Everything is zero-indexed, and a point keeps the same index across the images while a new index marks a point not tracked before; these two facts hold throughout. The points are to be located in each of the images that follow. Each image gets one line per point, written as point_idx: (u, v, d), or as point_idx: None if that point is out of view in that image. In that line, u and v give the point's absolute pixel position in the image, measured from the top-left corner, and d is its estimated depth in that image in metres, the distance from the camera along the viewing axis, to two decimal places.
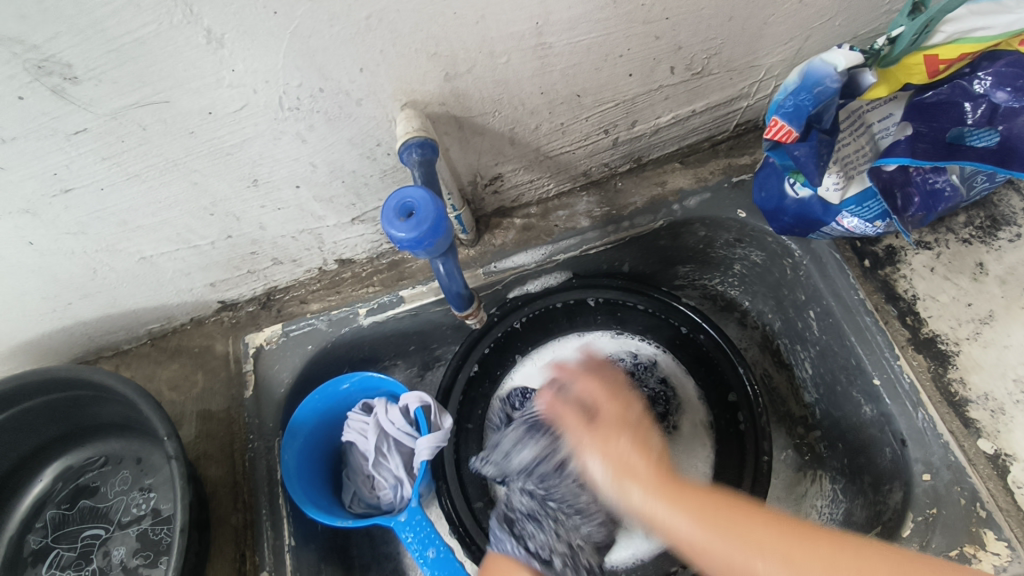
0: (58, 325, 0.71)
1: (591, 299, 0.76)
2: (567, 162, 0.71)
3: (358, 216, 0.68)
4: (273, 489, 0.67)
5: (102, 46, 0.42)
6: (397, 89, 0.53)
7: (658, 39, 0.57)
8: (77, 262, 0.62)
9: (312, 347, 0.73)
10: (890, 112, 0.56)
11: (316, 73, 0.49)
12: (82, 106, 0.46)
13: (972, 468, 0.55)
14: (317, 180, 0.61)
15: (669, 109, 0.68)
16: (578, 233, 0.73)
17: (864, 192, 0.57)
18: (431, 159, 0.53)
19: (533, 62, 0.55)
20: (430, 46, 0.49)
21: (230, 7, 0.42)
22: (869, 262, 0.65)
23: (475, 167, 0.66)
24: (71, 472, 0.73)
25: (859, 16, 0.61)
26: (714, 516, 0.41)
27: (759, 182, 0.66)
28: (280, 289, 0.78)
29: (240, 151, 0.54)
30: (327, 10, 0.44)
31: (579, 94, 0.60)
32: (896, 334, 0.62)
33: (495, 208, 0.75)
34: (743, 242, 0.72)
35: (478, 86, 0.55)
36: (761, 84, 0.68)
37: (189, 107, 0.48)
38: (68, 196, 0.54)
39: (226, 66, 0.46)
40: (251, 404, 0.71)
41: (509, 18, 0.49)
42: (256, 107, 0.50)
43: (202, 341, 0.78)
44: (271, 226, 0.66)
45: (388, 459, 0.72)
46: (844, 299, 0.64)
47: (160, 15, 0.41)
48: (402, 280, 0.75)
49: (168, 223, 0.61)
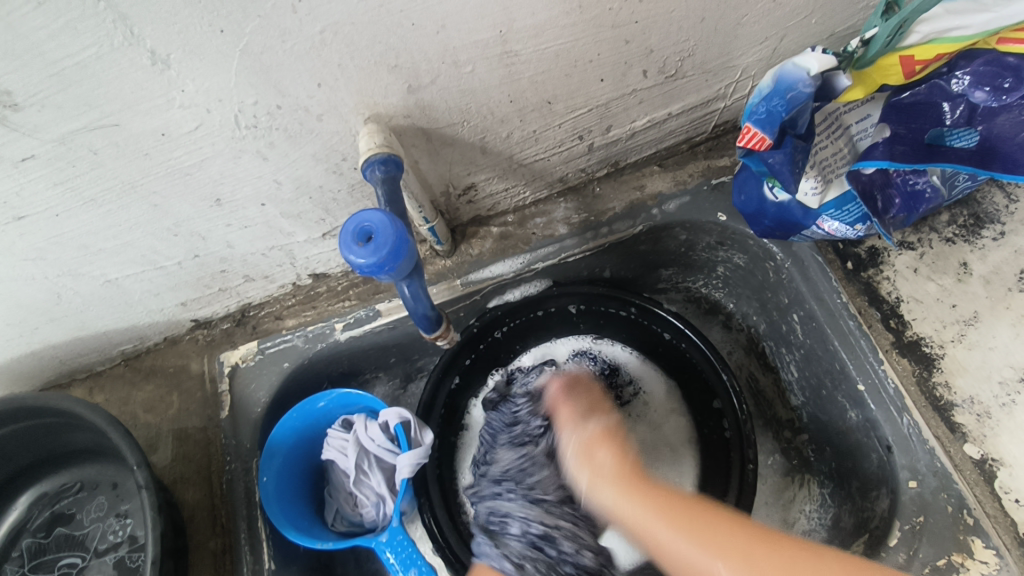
0: (27, 349, 0.69)
1: (573, 305, 0.75)
2: (542, 169, 0.69)
3: (329, 231, 0.67)
4: (252, 512, 0.66)
5: (42, 71, 0.40)
6: (359, 102, 0.51)
7: (628, 43, 0.55)
8: (39, 287, 0.60)
9: (288, 364, 0.72)
10: (868, 113, 0.54)
11: (273, 90, 0.47)
12: (27, 132, 0.44)
13: (958, 474, 0.54)
14: (283, 197, 0.59)
15: (645, 112, 0.66)
16: (557, 240, 0.71)
17: (843, 195, 0.56)
18: (396, 175, 0.51)
19: (499, 70, 0.53)
20: (389, 58, 0.48)
21: (174, 27, 0.40)
22: (852, 264, 0.64)
23: (447, 178, 0.65)
24: (46, 499, 0.72)
25: (835, 13, 0.59)
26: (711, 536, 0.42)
27: (738, 184, 0.65)
28: (254, 306, 0.76)
29: (200, 171, 0.52)
30: (278, 26, 0.42)
31: (551, 100, 0.59)
32: (879, 338, 0.60)
33: (471, 217, 0.74)
34: (724, 246, 0.71)
35: (443, 97, 0.54)
36: (738, 84, 0.66)
37: (141, 129, 0.47)
38: (23, 224, 0.52)
39: (175, 87, 0.44)
40: (227, 424, 0.69)
41: (472, 26, 0.47)
42: (212, 127, 0.48)
43: (177, 360, 0.76)
44: (239, 244, 0.64)
45: (370, 476, 0.71)
46: (826, 302, 0.63)
47: (100, 37, 0.39)
48: (379, 292, 0.73)
49: (131, 246, 0.59)
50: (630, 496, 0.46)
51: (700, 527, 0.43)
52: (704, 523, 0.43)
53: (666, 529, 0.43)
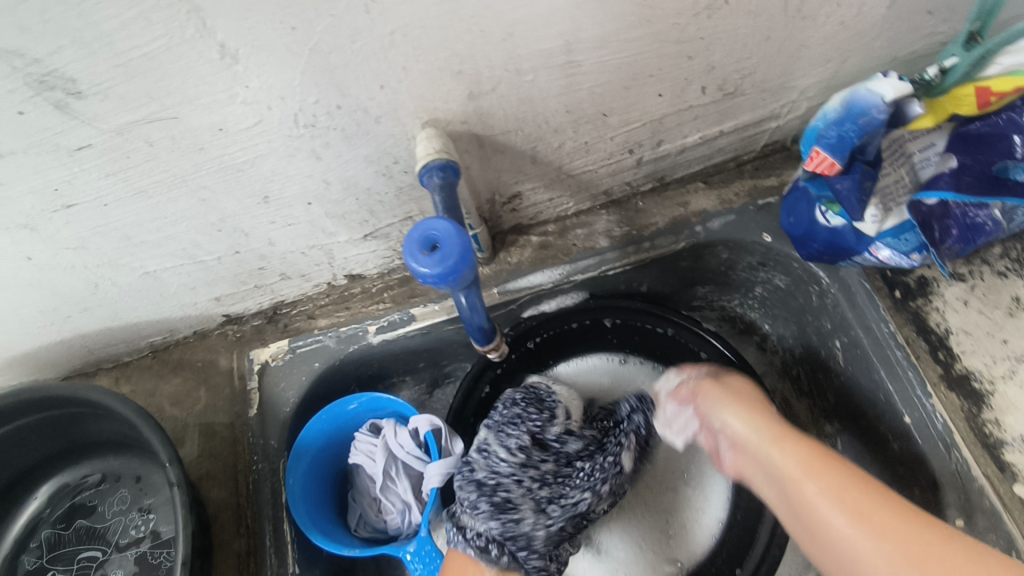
0: (57, 337, 0.68)
1: (608, 319, 0.75)
2: (588, 181, 0.68)
3: (370, 233, 0.66)
4: (278, 514, 0.65)
5: (109, 60, 0.39)
6: (418, 106, 0.50)
7: (690, 60, 0.54)
8: (78, 277, 0.59)
9: (319, 365, 0.71)
10: (932, 142, 0.54)
11: (335, 90, 0.46)
12: (86, 121, 0.43)
13: (1009, 514, 0.53)
14: (330, 197, 0.58)
15: (697, 129, 0.65)
16: (598, 253, 0.70)
17: (902, 224, 0.54)
18: (453, 182, 0.50)
19: (559, 80, 0.52)
20: (454, 64, 0.47)
21: (247, 22, 0.39)
22: (900, 293, 0.62)
23: (494, 185, 0.64)
24: (66, 490, 0.71)
25: (898, 38, 0.58)
26: (865, 505, 0.41)
27: (787, 206, 0.64)
28: (286, 303, 0.75)
29: (252, 167, 0.52)
30: (349, 26, 0.41)
31: (606, 113, 0.58)
32: (927, 369, 0.59)
33: (512, 226, 0.73)
34: (766, 266, 0.70)
35: (502, 105, 0.53)
36: (793, 105, 0.65)
37: (199, 123, 0.46)
38: (70, 212, 0.51)
39: (240, 82, 0.43)
40: (256, 422, 0.68)
41: (539, 35, 0.47)
42: (270, 124, 0.47)
43: (206, 355, 0.75)
44: (280, 242, 0.63)
45: (396, 482, 0.70)
46: (874, 332, 0.62)
47: (172, 29, 0.38)
48: (414, 297, 0.73)
49: (174, 239, 0.58)
50: (783, 443, 0.48)
51: (870, 506, 0.41)
52: (860, 490, 0.42)
53: (818, 489, 0.43)
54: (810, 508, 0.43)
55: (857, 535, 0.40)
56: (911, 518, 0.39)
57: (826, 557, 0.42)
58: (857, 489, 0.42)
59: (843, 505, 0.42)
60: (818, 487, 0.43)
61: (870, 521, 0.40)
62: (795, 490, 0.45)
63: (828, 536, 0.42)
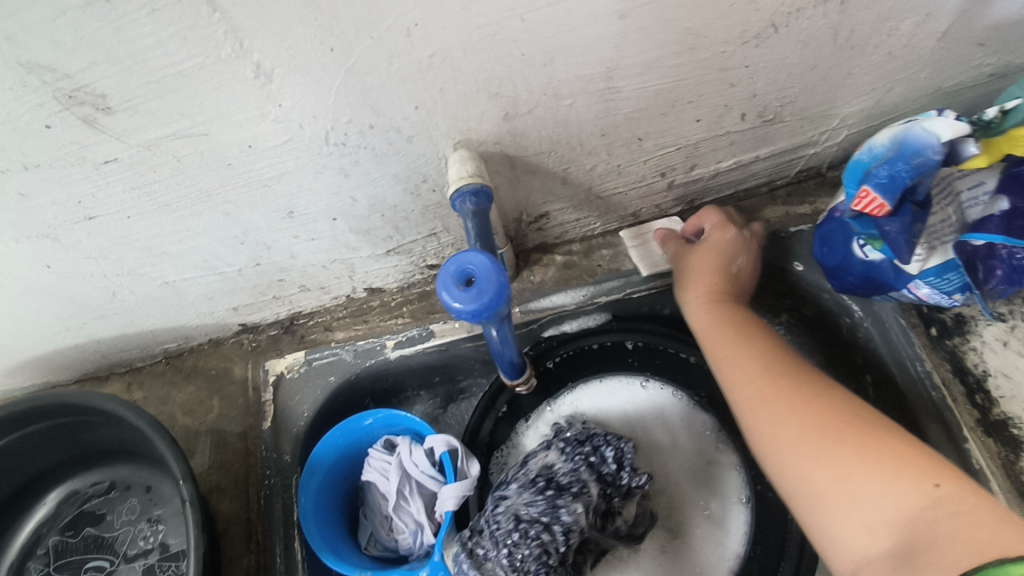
0: (72, 342, 0.67)
1: (630, 341, 0.72)
2: (618, 203, 0.67)
3: (393, 248, 0.64)
4: (290, 531, 0.64)
5: (141, 77, 0.38)
6: (452, 127, 0.49)
7: (733, 86, 0.52)
8: (96, 285, 0.58)
9: (335, 378, 0.70)
10: (982, 180, 0.52)
11: (368, 110, 0.45)
12: (114, 136, 0.42)
13: None
14: (355, 213, 0.57)
15: (732, 154, 0.63)
16: (623, 275, 0.69)
17: (946, 263, 0.52)
18: (486, 208, 0.49)
19: (598, 105, 0.50)
20: (492, 86, 0.45)
21: (285, 42, 0.38)
22: (936, 330, 0.61)
23: (522, 205, 0.62)
24: (76, 496, 0.70)
25: (946, 70, 0.56)
26: (804, 414, 0.48)
27: (821, 235, 0.63)
28: (303, 314, 0.74)
29: (279, 184, 0.50)
30: (388, 48, 0.40)
31: (641, 137, 0.56)
32: (964, 414, 0.57)
33: (536, 244, 0.72)
34: (793, 295, 0.68)
35: (538, 127, 0.51)
36: (832, 133, 0.63)
37: (228, 140, 0.44)
38: (92, 223, 0.50)
39: (272, 101, 0.42)
40: (269, 436, 0.67)
41: (581, 60, 0.45)
42: (301, 142, 0.46)
43: (220, 363, 0.74)
44: (302, 255, 0.62)
45: (410, 502, 0.68)
46: (907, 368, 0.61)
47: (207, 48, 0.37)
48: (433, 313, 0.72)
49: (195, 251, 0.57)
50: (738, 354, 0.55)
51: (808, 412, 0.48)
52: (794, 395, 0.50)
53: (770, 391, 0.51)
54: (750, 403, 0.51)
55: (787, 427, 0.48)
56: (845, 421, 0.47)
57: (756, 442, 0.50)
58: (815, 405, 0.48)
59: (790, 412, 0.49)
60: (765, 392, 0.51)
61: (807, 422, 0.48)
62: (741, 389, 0.53)
63: (760, 425, 0.50)
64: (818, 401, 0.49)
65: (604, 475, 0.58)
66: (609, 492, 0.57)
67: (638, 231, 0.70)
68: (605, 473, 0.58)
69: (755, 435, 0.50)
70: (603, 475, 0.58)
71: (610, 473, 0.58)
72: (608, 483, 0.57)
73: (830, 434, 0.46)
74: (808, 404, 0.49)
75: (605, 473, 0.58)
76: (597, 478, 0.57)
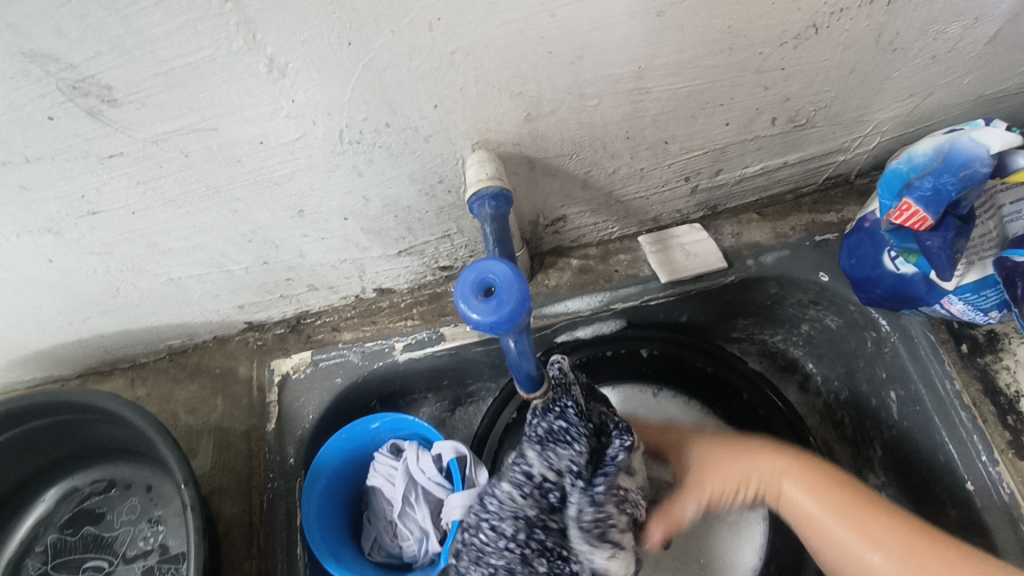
0: (74, 337, 0.66)
1: (644, 349, 0.70)
2: (638, 207, 0.64)
3: (405, 249, 0.62)
4: (292, 536, 0.62)
5: (149, 69, 0.36)
6: (471, 127, 0.46)
7: (766, 89, 0.50)
8: (99, 280, 0.56)
9: (342, 380, 0.68)
10: None
11: (385, 107, 0.43)
12: (120, 129, 0.40)
13: None
14: (367, 213, 0.55)
15: (759, 159, 0.61)
16: (641, 281, 0.65)
17: (984, 279, 0.50)
18: (505, 212, 0.47)
19: (625, 106, 0.48)
20: (516, 84, 0.43)
21: (301, 35, 0.36)
22: (967, 347, 0.59)
23: (539, 207, 0.60)
24: (77, 494, 0.69)
25: (988, 76, 0.54)
26: (881, 537, 0.48)
27: (848, 246, 0.61)
28: (311, 313, 0.72)
29: (289, 181, 0.48)
30: (408, 43, 0.38)
31: (667, 140, 0.54)
32: (994, 436, 0.55)
33: (552, 247, 0.69)
34: (818, 305, 0.66)
35: (560, 128, 0.49)
36: (864, 139, 0.61)
37: (239, 136, 0.42)
38: (96, 218, 0.48)
39: (286, 96, 0.40)
40: (273, 438, 0.66)
41: (611, 60, 0.43)
42: (313, 139, 0.44)
43: (225, 361, 0.73)
44: (311, 254, 0.60)
45: (415, 509, 0.66)
46: (936, 388, 0.58)
47: (218, 39, 0.35)
48: (444, 316, 0.69)
49: (202, 248, 0.55)
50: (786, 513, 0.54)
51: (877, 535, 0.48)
52: (866, 516, 0.49)
53: (835, 520, 0.50)
54: (814, 524, 0.51)
55: (864, 551, 0.48)
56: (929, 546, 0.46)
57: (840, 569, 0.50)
58: (881, 528, 0.48)
59: (867, 541, 0.48)
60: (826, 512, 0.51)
61: (889, 550, 0.47)
62: (807, 516, 0.52)
63: (835, 550, 0.49)
64: (884, 521, 0.48)
65: (539, 439, 0.50)
66: (551, 454, 0.49)
67: (658, 237, 0.67)
68: (540, 435, 0.50)
69: (841, 565, 0.49)
70: (539, 440, 0.50)
71: (546, 434, 0.50)
72: (547, 445, 0.50)
73: (921, 562, 0.45)
74: (882, 526, 0.48)
75: (540, 435, 0.50)
76: (531, 447, 0.50)
